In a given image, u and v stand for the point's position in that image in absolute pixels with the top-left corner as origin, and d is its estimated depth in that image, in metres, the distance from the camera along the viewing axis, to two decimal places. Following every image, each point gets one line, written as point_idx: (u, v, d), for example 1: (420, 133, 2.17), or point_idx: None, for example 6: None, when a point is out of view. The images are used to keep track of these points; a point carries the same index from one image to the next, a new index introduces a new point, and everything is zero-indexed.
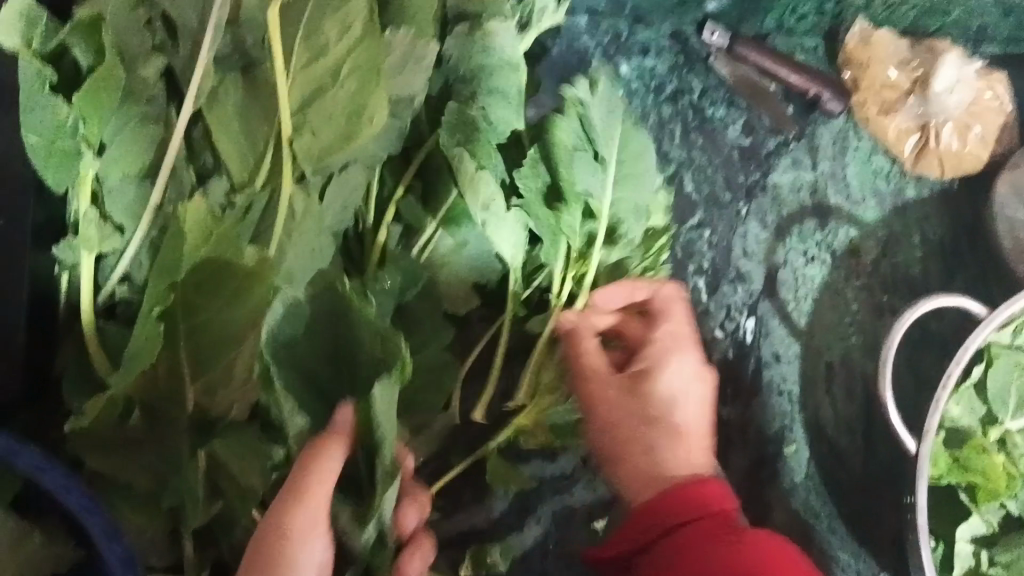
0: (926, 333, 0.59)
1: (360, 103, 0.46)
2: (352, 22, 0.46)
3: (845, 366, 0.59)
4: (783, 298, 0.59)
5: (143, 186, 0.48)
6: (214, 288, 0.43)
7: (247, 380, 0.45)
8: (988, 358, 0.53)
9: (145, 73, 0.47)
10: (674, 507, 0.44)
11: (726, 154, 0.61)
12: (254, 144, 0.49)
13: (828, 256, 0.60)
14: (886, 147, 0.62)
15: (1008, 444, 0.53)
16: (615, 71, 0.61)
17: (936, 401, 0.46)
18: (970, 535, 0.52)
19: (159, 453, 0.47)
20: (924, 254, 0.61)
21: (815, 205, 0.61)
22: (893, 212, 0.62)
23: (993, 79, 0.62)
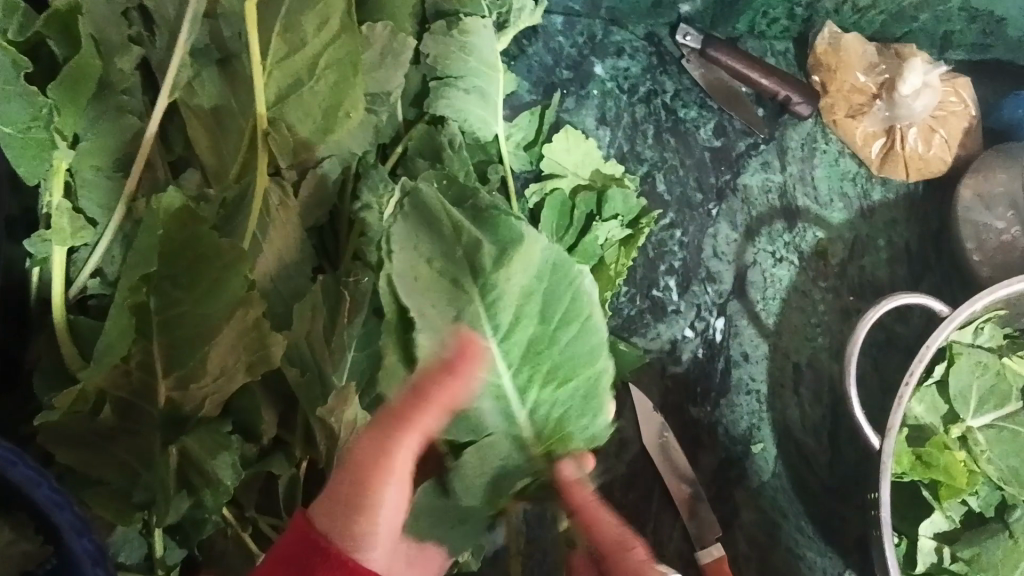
0: (890, 334, 0.60)
1: (338, 97, 0.47)
2: (329, 17, 0.46)
3: (813, 366, 0.60)
4: (753, 299, 0.60)
5: (117, 179, 0.48)
6: (193, 277, 0.43)
7: (220, 376, 0.45)
8: (950, 356, 0.54)
9: (122, 64, 0.46)
10: None
11: (698, 155, 0.62)
12: (230, 138, 0.49)
13: (796, 257, 0.61)
14: (854, 151, 0.63)
15: (969, 441, 0.54)
16: (589, 72, 0.62)
17: (899, 400, 0.47)
18: (932, 531, 0.53)
19: (131, 447, 0.46)
20: (889, 257, 0.62)
21: (784, 207, 0.62)
22: (859, 216, 0.63)
23: (958, 85, 0.64)
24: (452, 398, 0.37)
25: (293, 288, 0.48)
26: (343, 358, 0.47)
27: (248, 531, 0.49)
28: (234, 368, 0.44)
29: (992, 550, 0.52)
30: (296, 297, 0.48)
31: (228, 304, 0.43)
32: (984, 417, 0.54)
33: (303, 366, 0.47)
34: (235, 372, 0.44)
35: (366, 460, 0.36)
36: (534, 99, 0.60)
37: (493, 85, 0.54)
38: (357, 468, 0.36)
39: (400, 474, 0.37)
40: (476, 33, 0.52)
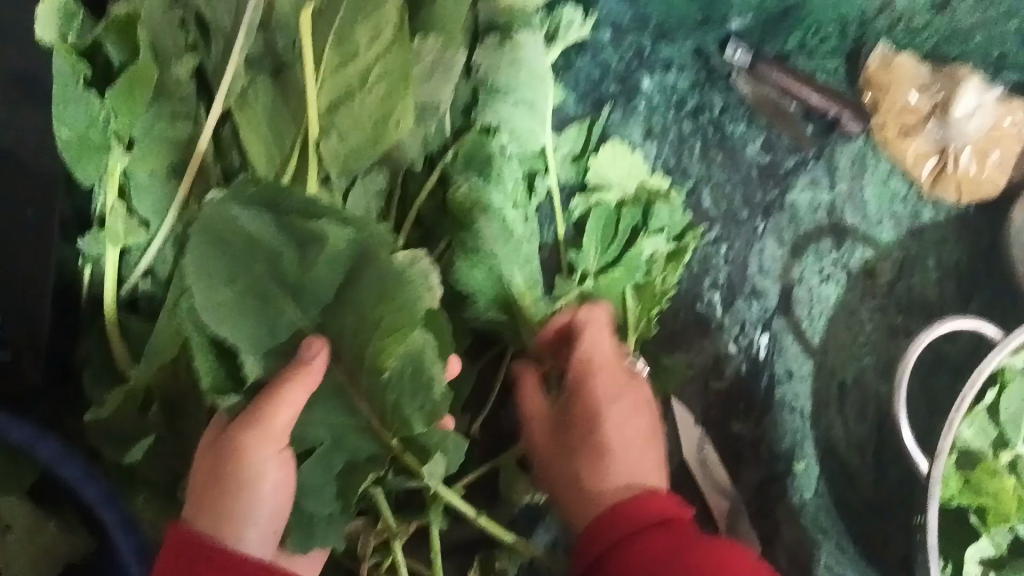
0: (940, 355, 0.59)
1: (389, 107, 0.48)
2: (382, 29, 0.47)
3: (859, 385, 0.59)
4: (798, 315, 0.59)
5: (170, 183, 0.48)
6: None
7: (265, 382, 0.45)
8: (1002, 381, 0.52)
9: (179, 71, 0.47)
10: (631, 516, 0.49)
11: (744, 171, 0.61)
12: (284, 144, 0.49)
13: (843, 275, 0.61)
14: (904, 170, 0.62)
15: (1020, 468, 0.53)
16: (636, 86, 0.62)
17: (949, 423, 0.46)
18: (978, 557, 0.51)
19: (176, 448, 0.46)
20: (938, 277, 0.62)
21: (832, 225, 0.61)
22: (909, 235, 0.62)
23: (1013, 106, 0.62)
24: (282, 405, 0.41)
25: None
26: None
27: None
28: None
29: None
30: None
31: None
32: None
33: None
34: None
35: (207, 464, 0.44)
36: (580, 112, 0.61)
37: (542, 96, 0.54)
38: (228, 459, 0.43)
39: (269, 460, 0.43)
40: (526, 46, 0.53)
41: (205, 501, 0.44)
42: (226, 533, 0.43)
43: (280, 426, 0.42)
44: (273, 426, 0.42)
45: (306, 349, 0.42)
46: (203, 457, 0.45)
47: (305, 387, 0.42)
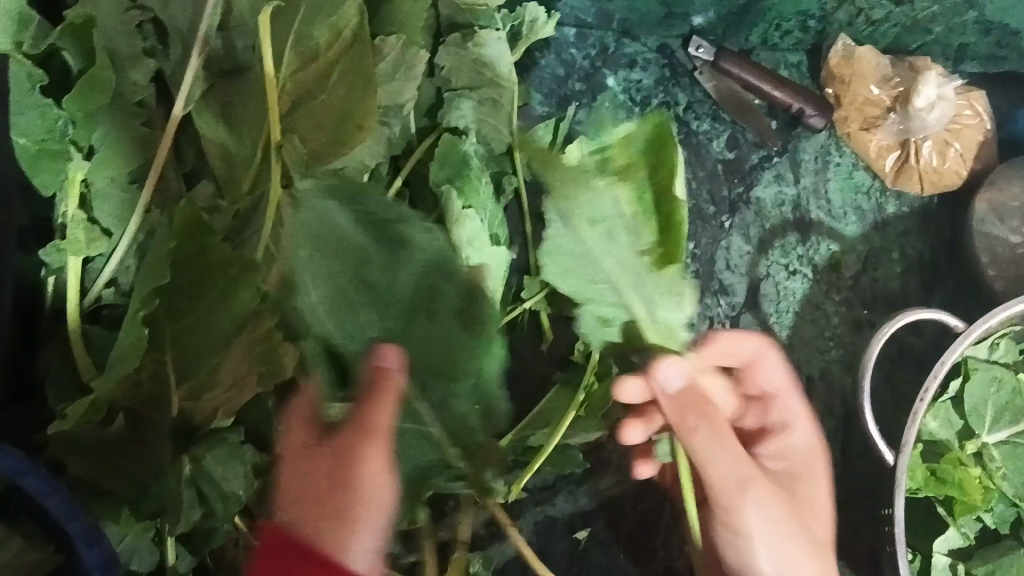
0: (904, 347, 0.60)
1: (350, 107, 0.47)
2: (342, 29, 0.47)
3: (826, 379, 0.59)
4: (766, 311, 0.60)
5: (129, 190, 0.48)
6: (207, 288, 0.43)
7: (231, 388, 0.44)
8: (965, 372, 0.52)
9: (135, 77, 0.47)
10: None
11: (710, 167, 0.62)
12: (244, 150, 0.48)
13: (809, 269, 0.61)
14: (867, 163, 0.63)
15: (984, 457, 0.53)
16: (601, 83, 0.62)
17: (913, 416, 0.46)
18: (946, 548, 0.51)
19: (141, 459, 0.45)
20: (902, 270, 0.62)
21: (797, 219, 0.62)
22: (873, 228, 0.62)
23: (973, 98, 0.63)
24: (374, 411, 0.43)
25: None
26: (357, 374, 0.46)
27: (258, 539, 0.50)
28: (242, 383, 0.44)
29: (1008, 566, 0.51)
30: None
31: (237, 316, 0.43)
32: (998, 434, 0.53)
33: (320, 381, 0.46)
34: (243, 386, 0.44)
35: (298, 464, 0.43)
36: (548, 110, 0.60)
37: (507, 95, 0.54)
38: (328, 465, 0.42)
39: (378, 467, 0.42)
40: (490, 44, 0.53)
41: (305, 512, 0.42)
42: (342, 539, 0.41)
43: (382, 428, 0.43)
44: (378, 431, 0.42)
45: (380, 355, 0.45)
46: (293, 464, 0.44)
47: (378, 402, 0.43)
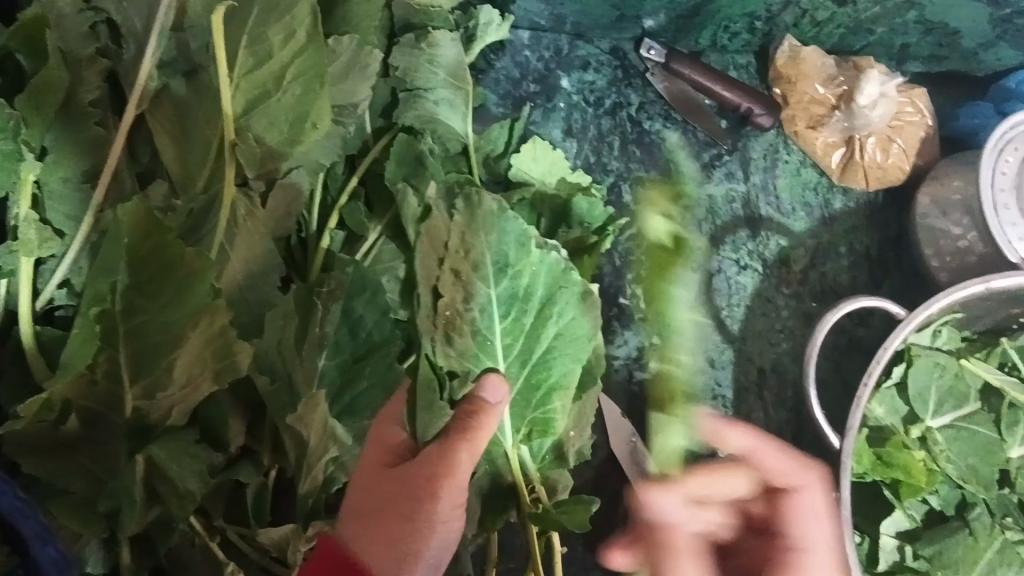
0: (852, 338, 0.61)
1: (304, 108, 0.48)
2: (296, 30, 0.47)
3: (776, 370, 0.60)
4: (718, 305, 0.61)
5: (83, 189, 0.47)
6: (159, 287, 0.43)
7: (186, 385, 0.45)
8: (908, 358, 0.54)
9: (89, 76, 0.47)
10: None
11: (663, 166, 0.63)
12: (195, 149, 0.49)
13: (760, 264, 0.62)
14: (814, 160, 0.65)
15: (928, 441, 0.53)
16: (555, 85, 0.63)
17: (858, 399, 0.48)
18: (893, 530, 0.53)
19: (99, 456, 0.46)
20: (850, 264, 0.63)
21: (747, 216, 0.63)
22: (820, 223, 0.64)
23: (914, 94, 0.64)
24: (464, 446, 0.42)
25: (261, 298, 0.49)
26: (314, 368, 0.49)
27: (216, 540, 0.49)
28: (201, 378, 0.45)
29: (952, 548, 0.52)
30: (265, 306, 0.48)
31: (193, 313, 0.43)
32: (943, 417, 0.54)
33: (273, 375, 0.48)
34: (201, 381, 0.45)
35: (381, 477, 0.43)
36: (504, 111, 0.62)
37: (461, 95, 0.55)
38: (408, 487, 0.43)
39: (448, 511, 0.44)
40: (444, 46, 0.54)
41: (375, 523, 0.43)
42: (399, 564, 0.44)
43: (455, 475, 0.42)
44: (458, 474, 0.42)
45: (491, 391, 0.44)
46: (368, 485, 0.43)
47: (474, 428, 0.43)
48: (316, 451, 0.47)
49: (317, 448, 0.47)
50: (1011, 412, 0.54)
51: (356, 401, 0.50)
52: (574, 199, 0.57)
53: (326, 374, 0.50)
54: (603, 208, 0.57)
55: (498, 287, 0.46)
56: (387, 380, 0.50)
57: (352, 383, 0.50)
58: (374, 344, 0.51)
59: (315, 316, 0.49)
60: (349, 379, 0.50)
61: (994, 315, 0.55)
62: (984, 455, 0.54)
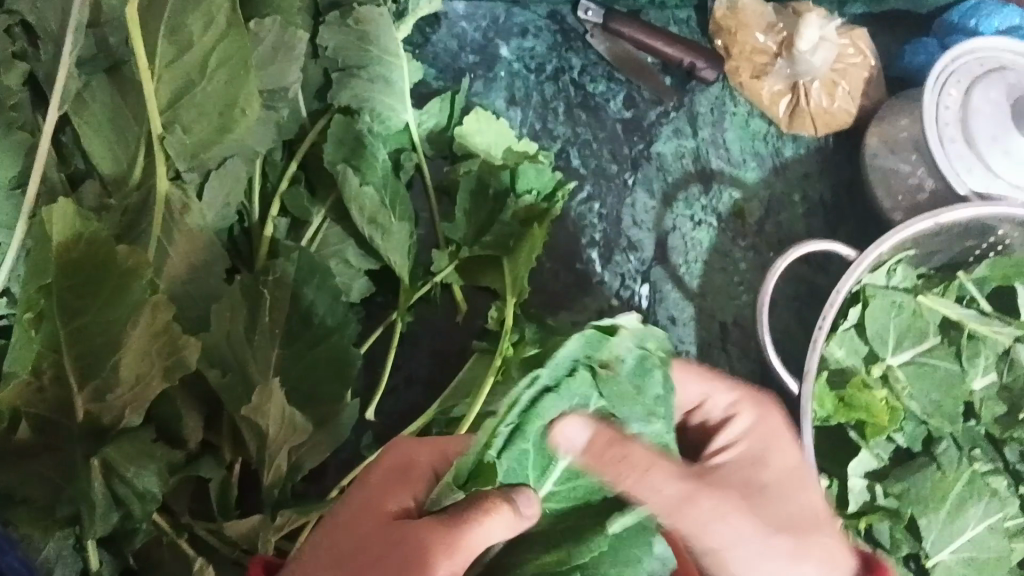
0: (812, 286, 0.61)
1: (232, 94, 0.47)
2: (215, 15, 0.46)
3: (739, 324, 0.60)
4: (675, 263, 0.60)
5: (13, 196, 0.46)
6: (95, 287, 0.42)
7: (137, 384, 0.44)
8: (864, 300, 0.53)
9: (9, 81, 0.46)
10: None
11: (610, 128, 0.62)
12: (126, 144, 0.48)
13: (714, 219, 0.62)
14: (762, 110, 0.64)
15: (890, 378, 0.53)
16: (495, 54, 0.62)
17: (814, 343, 0.48)
18: (861, 471, 0.52)
19: (57, 466, 0.45)
20: (805, 211, 0.63)
21: (698, 171, 0.63)
22: (773, 172, 0.63)
23: (856, 35, 0.63)
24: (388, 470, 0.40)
25: (204, 291, 0.48)
26: (268, 359, 0.48)
27: (184, 538, 0.48)
28: (148, 374, 0.44)
29: (919, 484, 0.52)
30: (209, 299, 0.48)
31: (133, 311, 0.43)
32: (904, 354, 0.54)
33: (225, 367, 0.47)
34: (151, 378, 0.44)
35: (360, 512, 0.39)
36: (443, 84, 0.61)
37: (397, 72, 0.55)
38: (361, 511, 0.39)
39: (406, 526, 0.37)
40: (373, 23, 0.53)
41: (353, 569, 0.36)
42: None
43: (474, 546, 0.34)
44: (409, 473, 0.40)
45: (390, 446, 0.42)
46: (354, 519, 0.38)
47: (415, 458, 0.41)
48: (276, 439, 0.47)
49: (277, 436, 0.47)
50: (970, 343, 0.54)
51: (314, 389, 0.50)
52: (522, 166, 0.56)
53: (282, 364, 0.49)
54: (551, 175, 0.57)
55: (542, 396, 0.35)
56: (341, 364, 0.50)
57: (307, 370, 0.49)
58: (328, 330, 0.50)
59: (262, 306, 0.48)
60: (304, 366, 0.49)
61: (949, 250, 0.55)
62: (946, 389, 0.53)
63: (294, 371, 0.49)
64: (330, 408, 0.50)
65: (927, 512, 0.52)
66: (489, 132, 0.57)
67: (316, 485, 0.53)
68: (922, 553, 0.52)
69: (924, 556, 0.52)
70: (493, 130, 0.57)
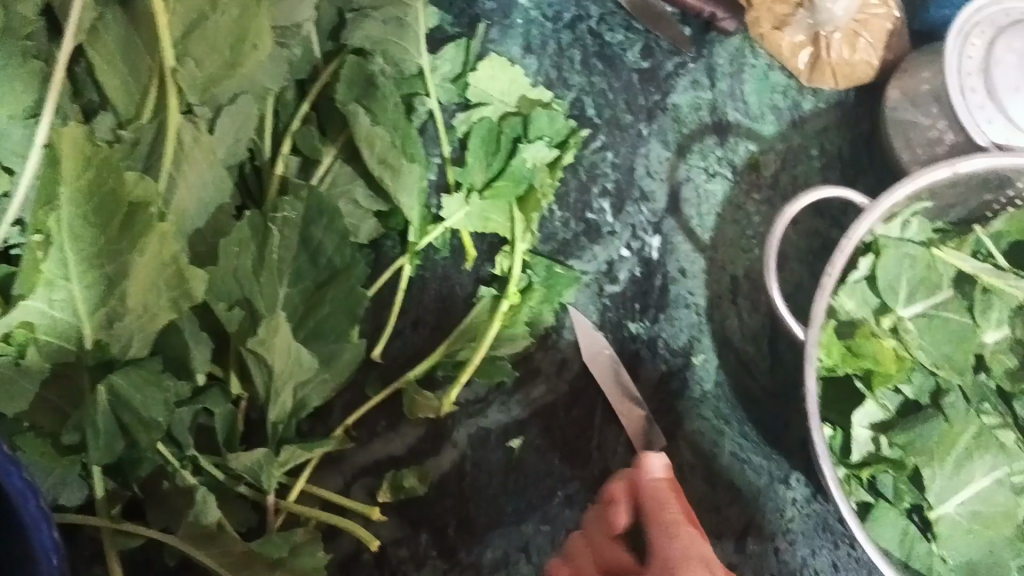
0: (827, 241, 0.60)
1: (243, 30, 0.47)
2: None
3: (750, 278, 0.59)
4: (687, 215, 0.60)
5: (27, 125, 0.47)
6: (104, 217, 0.42)
7: (145, 314, 0.45)
8: (876, 251, 0.52)
9: (24, 11, 0.46)
10: None
11: (626, 77, 0.62)
12: (139, 78, 0.48)
13: (729, 171, 0.61)
14: (782, 62, 0.62)
15: (899, 330, 0.53)
16: (512, 2, 0.62)
17: (822, 290, 0.48)
18: (865, 421, 0.53)
19: (63, 393, 0.46)
20: (822, 165, 0.62)
21: (714, 122, 0.62)
22: (790, 126, 0.62)
23: None
24: None
25: (215, 227, 0.49)
26: (275, 296, 0.49)
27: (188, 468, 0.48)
28: (158, 305, 0.45)
29: (926, 435, 0.52)
30: (220, 234, 0.49)
31: (141, 243, 0.43)
32: (915, 306, 0.53)
33: (231, 301, 0.48)
34: (159, 308, 0.45)
35: None
36: (458, 31, 0.60)
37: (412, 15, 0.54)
38: None
39: None
40: None
41: None
42: None
43: None
44: None
45: None
46: None
47: None
48: (281, 375, 0.48)
49: (284, 372, 0.48)
50: (984, 298, 0.54)
51: (320, 325, 0.50)
52: (533, 114, 0.55)
53: (290, 302, 0.49)
54: (564, 121, 0.56)
55: None
56: (350, 310, 0.49)
57: (314, 309, 0.49)
58: (335, 270, 0.49)
59: (271, 243, 0.48)
60: (312, 304, 0.50)
61: (966, 204, 0.54)
62: (955, 343, 0.53)
63: (296, 299, 0.49)
64: (336, 346, 0.50)
65: (932, 463, 0.51)
66: (502, 81, 0.56)
67: (321, 422, 0.54)
68: (927, 504, 0.51)
69: (928, 507, 0.51)
70: (503, 77, 0.56)
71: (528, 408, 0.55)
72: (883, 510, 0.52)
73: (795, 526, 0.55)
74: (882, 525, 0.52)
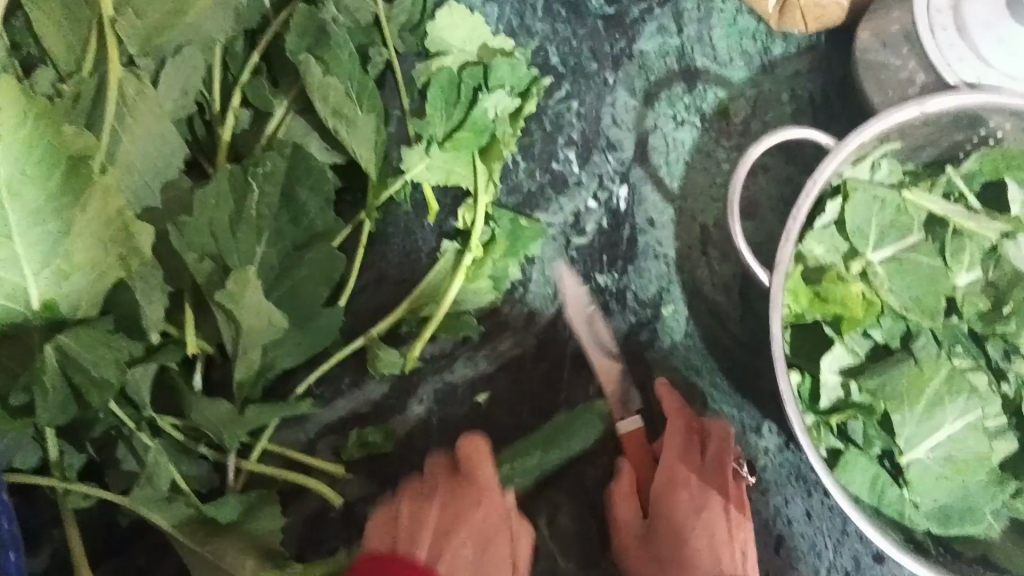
0: (798, 188, 0.59)
1: None
2: None
3: (721, 227, 0.58)
4: (655, 163, 0.59)
5: None
6: (44, 169, 0.40)
7: (93, 273, 0.44)
8: (845, 193, 0.52)
9: None
10: None
11: (590, 24, 0.60)
12: (79, 29, 0.46)
13: (698, 118, 0.60)
14: (751, 6, 0.61)
15: (869, 275, 0.53)
16: None
17: (787, 237, 0.46)
18: (835, 367, 0.52)
19: (12, 354, 0.44)
20: (792, 111, 0.61)
21: (683, 69, 0.60)
22: (760, 72, 0.61)
23: None
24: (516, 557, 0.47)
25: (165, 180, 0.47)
26: (252, 254, 0.47)
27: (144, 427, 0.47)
28: (104, 263, 0.44)
29: (896, 379, 0.52)
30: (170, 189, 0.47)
31: (83, 196, 0.42)
32: (886, 249, 0.53)
33: (204, 254, 0.46)
34: (106, 268, 0.44)
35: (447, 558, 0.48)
36: None
37: None
38: None
39: None
40: None
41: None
42: None
43: None
44: None
45: None
46: None
47: None
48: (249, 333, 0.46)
49: (251, 329, 0.46)
50: (955, 239, 0.53)
51: (296, 286, 0.48)
52: (495, 62, 0.53)
53: (265, 261, 0.48)
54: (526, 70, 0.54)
55: None
56: (327, 271, 0.48)
57: (289, 271, 0.48)
58: (316, 234, 0.49)
59: (249, 202, 0.47)
60: (288, 262, 0.48)
61: (936, 145, 0.53)
62: (928, 284, 0.53)
63: (272, 255, 0.48)
64: (310, 310, 0.48)
65: (900, 408, 0.51)
66: (463, 27, 0.55)
67: (284, 381, 0.53)
68: (897, 449, 0.51)
69: (898, 453, 0.51)
70: (468, 23, 0.55)
71: (495, 362, 0.54)
72: (853, 457, 0.51)
73: (767, 473, 0.55)
74: (852, 470, 0.51)
